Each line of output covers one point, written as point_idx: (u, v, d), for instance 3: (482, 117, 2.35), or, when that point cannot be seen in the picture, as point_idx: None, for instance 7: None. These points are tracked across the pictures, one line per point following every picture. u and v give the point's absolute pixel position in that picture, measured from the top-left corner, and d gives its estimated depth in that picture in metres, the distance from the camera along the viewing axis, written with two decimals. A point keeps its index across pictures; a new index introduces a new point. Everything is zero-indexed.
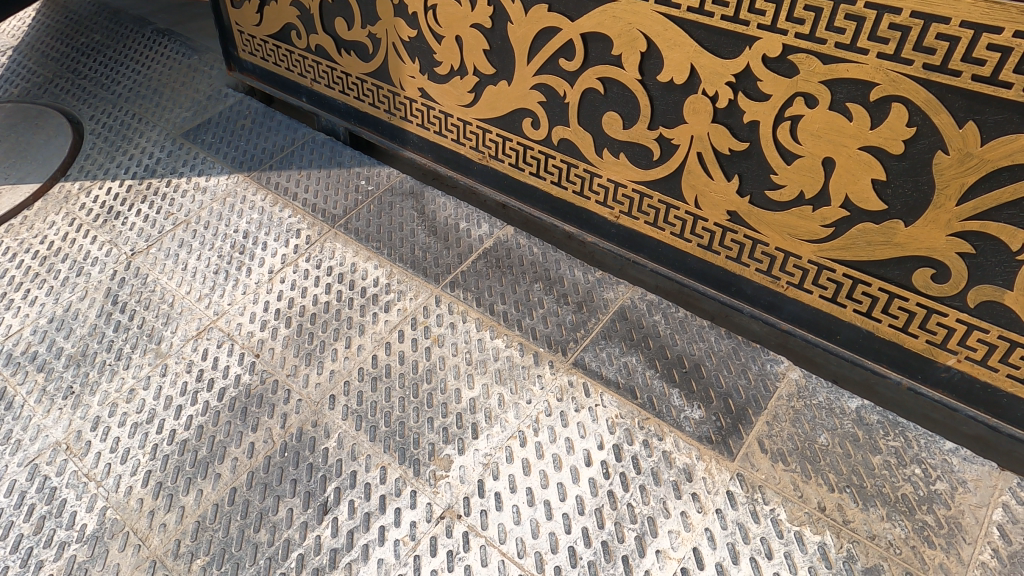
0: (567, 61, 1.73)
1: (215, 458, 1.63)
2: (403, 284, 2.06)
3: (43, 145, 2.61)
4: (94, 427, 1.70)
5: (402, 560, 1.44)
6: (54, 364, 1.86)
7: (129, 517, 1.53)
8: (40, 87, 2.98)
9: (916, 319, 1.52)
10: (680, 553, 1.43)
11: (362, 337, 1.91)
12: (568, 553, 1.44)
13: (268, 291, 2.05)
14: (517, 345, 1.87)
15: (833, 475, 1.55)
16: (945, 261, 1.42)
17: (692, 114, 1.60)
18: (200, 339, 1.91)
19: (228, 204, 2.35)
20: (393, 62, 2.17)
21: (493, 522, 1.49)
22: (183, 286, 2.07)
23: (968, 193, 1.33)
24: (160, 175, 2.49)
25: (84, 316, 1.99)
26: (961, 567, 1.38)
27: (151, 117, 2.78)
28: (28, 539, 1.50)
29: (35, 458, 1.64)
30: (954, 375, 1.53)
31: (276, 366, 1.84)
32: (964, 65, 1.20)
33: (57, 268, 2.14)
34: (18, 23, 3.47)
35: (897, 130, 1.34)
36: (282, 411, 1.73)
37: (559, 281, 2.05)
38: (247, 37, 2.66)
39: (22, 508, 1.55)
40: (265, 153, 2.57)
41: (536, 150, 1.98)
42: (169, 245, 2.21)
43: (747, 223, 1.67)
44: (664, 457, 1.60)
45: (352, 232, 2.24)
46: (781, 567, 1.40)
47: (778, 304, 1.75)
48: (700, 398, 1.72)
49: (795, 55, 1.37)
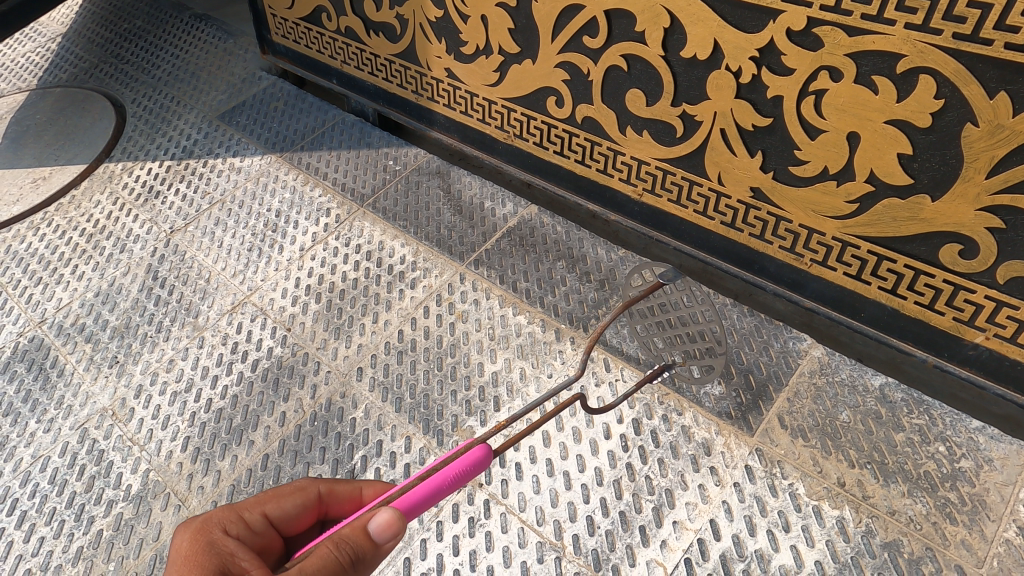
0: (591, 39, 1.74)
1: (249, 426, 1.71)
2: (429, 261, 2.10)
3: (89, 128, 2.74)
4: (137, 395, 1.80)
5: (426, 525, 1.49)
6: (101, 335, 1.96)
7: (170, 478, 1.62)
8: (85, 72, 3.10)
9: (942, 296, 1.50)
10: (697, 524, 1.45)
11: (389, 312, 1.96)
12: (586, 522, 1.47)
13: (299, 268, 2.12)
14: (538, 321, 1.90)
15: (854, 451, 1.55)
16: (974, 236, 1.40)
17: (715, 89, 1.59)
18: (235, 313, 1.99)
19: (261, 184, 2.43)
20: (420, 42, 2.20)
21: (514, 491, 1.54)
22: (219, 263, 2.15)
23: (998, 165, 1.30)
24: (198, 155, 2.58)
25: (127, 290, 2.09)
26: (983, 543, 1.38)
27: (189, 100, 2.87)
28: (80, 496, 1.60)
29: (85, 423, 1.75)
30: (982, 354, 1.51)
31: (306, 339, 1.91)
32: (996, 33, 1.18)
33: (102, 245, 2.24)
34: (65, 10, 3.59)
35: (925, 102, 1.32)
36: (312, 382, 1.80)
37: (582, 259, 2.07)
38: (279, 20, 2.71)
39: (74, 468, 1.65)
40: (297, 134, 2.64)
41: (560, 128, 1.99)
42: (206, 223, 2.29)
43: (771, 200, 1.66)
44: (683, 431, 1.62)
45: (379, 211, 2.29)
46: (799, 540, 1.41)
47: (803, 282, 1.73)
48: (720, 373, 1.73)
49: (820, 28, 1.36)
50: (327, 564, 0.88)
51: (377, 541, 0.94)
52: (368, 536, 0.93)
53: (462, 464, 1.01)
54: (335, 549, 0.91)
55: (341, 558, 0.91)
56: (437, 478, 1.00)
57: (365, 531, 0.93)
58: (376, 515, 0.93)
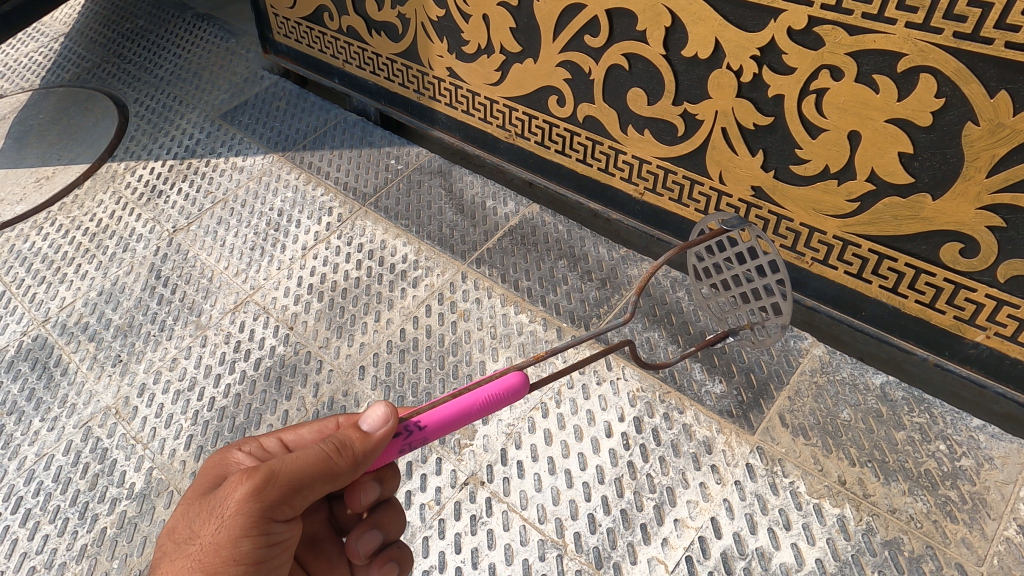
0: (592, 38, 1.75)
1: (251, 424, 1.72)
2: (431, 260, 2.11)
3: (92, 127, 2.75)
4: (140, 393, 1.81)
5: (428, 523, 1.50)
6: (104, 334, 1.97)
7: (173, 477, 1.63)
8: (88, 72, 3.11)
9: (943, 295, 1.50)
10: (698, 522, 1.45)
11: (391, 311, 1.97)
12: (587, 520, 1.48)
13: (301, 267, 2.12)
14: (540, 320, 1.90)
15: (855, 449, 1.55)
16: (974, 235, 1.40)
17: (716, 88, 1.60)
18: (237, 312, 2.00)
19: (263, 183, 2.43)
20: (422, 41, 2.21)
21: (515, 488, 1.54)
22: (221, 262, 2.16)
23: (999, 164, 1.30)
24: (200, 155, 2.59)
25: (130, 289, 2.10)
26: (984, 541, 1.38)
27: (191, 99, 2.88)
28: (84, 494, 1.61)
29: (88, 422, 1.76)
30: (983, 352, 1.51)
31: (308, 338, 1.91)
32: (997, 32, 1.18)
33: (105, 244, 2.25)
34: (68, 10, 3.60)
35: (925, 101, 1.32)
36: (314, 380, 1.81)
37: (584, 258, 2.07)
38: (281, 20, 2.71)
39: (78, 466, 1.66)
40: (299, 133, 2.65)
41: (562, 127, 2.00)
42: (208, 222, 2.30)
43: (772, 199, 1.66)
44: (684, 429, 1.62)
45: (381, 210, 2.29)
46: (799, 538, 1.42)
47: (804, 281, 1.74)
48: (721, 372, 1.73)
49: (821, 27, 1.36)
50: (310, 456, 0.93)
51: (368, 433, 0.97)
52: (359, 430, 0.97)
53: (498, 394, 1.04)
54: (320, 443, 0.95)
55: (326, 450, 0.94)
56: (470, 400, 1.03)
57: (357, 426, 0.97)
58: (367, 413, 0.98)
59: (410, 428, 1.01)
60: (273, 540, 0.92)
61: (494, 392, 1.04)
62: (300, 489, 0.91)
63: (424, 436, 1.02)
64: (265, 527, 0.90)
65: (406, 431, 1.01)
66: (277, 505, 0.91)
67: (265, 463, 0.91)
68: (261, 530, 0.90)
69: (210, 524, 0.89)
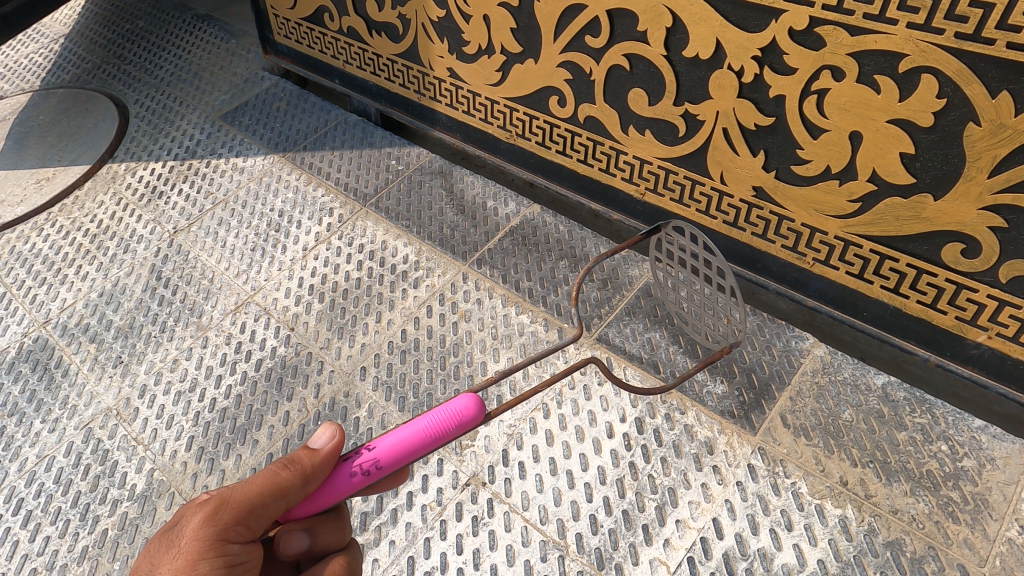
0: (593, 38, 1.74)
1: (253, 425, 1.72)
2: (432, 261, 2.11)
3: (92, 128, 2.75)
4: (141, 395, 1.81)
5: (429, 524, 1.50)
6: (105, 335, 1.97)
7: (174, 478, 1.63)
8: (89, 73, 3.11)
9: (944, 295, 1.50)
10: (700, 523, 1.45)
11: (392, 311, 1.97)
12: (589, 521, 1.48)
13: (302, 268, 2.12)
14: (541, 321, 1.90)
15: (856, 450, 1.55)
16: (976, 236, 1.40)
17: (717, 89, 1.60)
18: (238, 313, 2.00)
19: (264, 183, 2.43)
20: (422, 42, 2.21)
21: (517, 489, 1.54)
22: (222, 263, 2.16)
23: (1001, 164, 1.30)
24: (201, 155, 2.59)
25: (131, 290, 2.10)
26: (986, 542, 1.38)
27: (192, 100, 2.88)
28: (85, 496, 1.61)
29: (90, 423, 1.76)
30: (985, 353, 1.51)
31: (309, 339, 1.91)
32: (998, 32, 1.18)
33: (105, 246, 2.25)
34: (68, 11, 3.60)
35: (927, 102, 1.32)
36: (316, 381, 1.81)
37: (585, 259, 2.07)
38: (281, 21, 2.71)
39: (79, 468, 1.66)
40: (300, 134, 2.65)
41: (562, 128, 2.00)
42: (209, 223, 2.30)
43: (773, 200, 1.66)
44: (686, 430, 1.62)
45: (382, 211, 2.29)
46: (801, 539, 1.42)
47: (805, 281, 1.73)
48: (723, 372, 1.73)
49: (822, 28, 1.36)
50: (261, 475, 0.94)
51: (317, 450, 0.99)
52: (308, 448, 0.99)
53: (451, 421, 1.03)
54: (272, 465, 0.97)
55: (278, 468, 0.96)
56: (424, 427, 1.02)
57: (305, 447, 1.00)
58: (315, 433, 1.01)
59: (361, 452, 1.01)
60: (233, 562, 0.91)
61: (446, 414, 1.03)
62: (253, 508, 0.92)
63: (371, 459, 1.00)
64: (221, 549, 0.90)
65: (357, 454, 1.01)
66: (232, 527, 0.91)
67: (219, 492, 0.94)
68: (218, 551, 0.89)
69: (167, 555, 0.89)
